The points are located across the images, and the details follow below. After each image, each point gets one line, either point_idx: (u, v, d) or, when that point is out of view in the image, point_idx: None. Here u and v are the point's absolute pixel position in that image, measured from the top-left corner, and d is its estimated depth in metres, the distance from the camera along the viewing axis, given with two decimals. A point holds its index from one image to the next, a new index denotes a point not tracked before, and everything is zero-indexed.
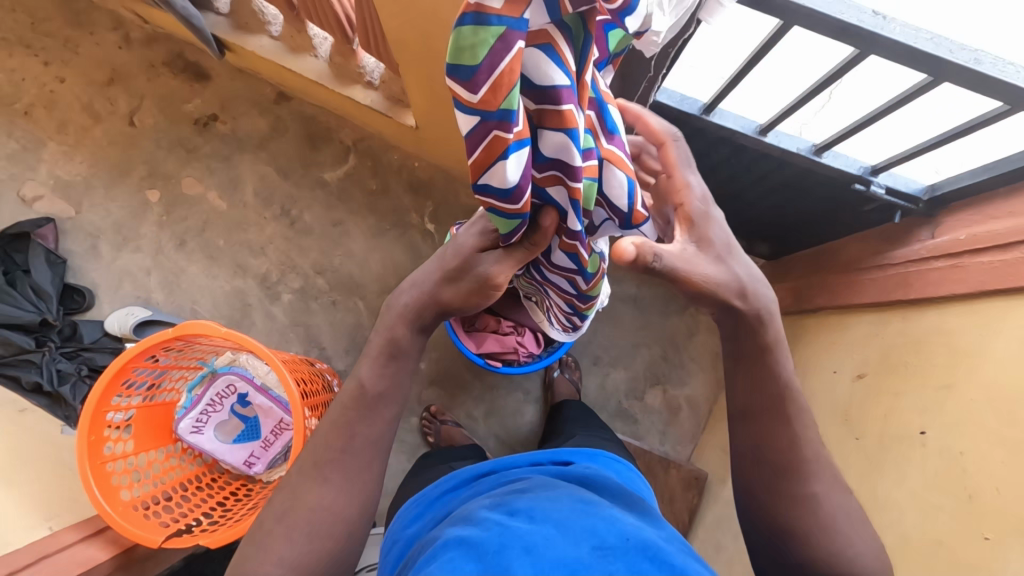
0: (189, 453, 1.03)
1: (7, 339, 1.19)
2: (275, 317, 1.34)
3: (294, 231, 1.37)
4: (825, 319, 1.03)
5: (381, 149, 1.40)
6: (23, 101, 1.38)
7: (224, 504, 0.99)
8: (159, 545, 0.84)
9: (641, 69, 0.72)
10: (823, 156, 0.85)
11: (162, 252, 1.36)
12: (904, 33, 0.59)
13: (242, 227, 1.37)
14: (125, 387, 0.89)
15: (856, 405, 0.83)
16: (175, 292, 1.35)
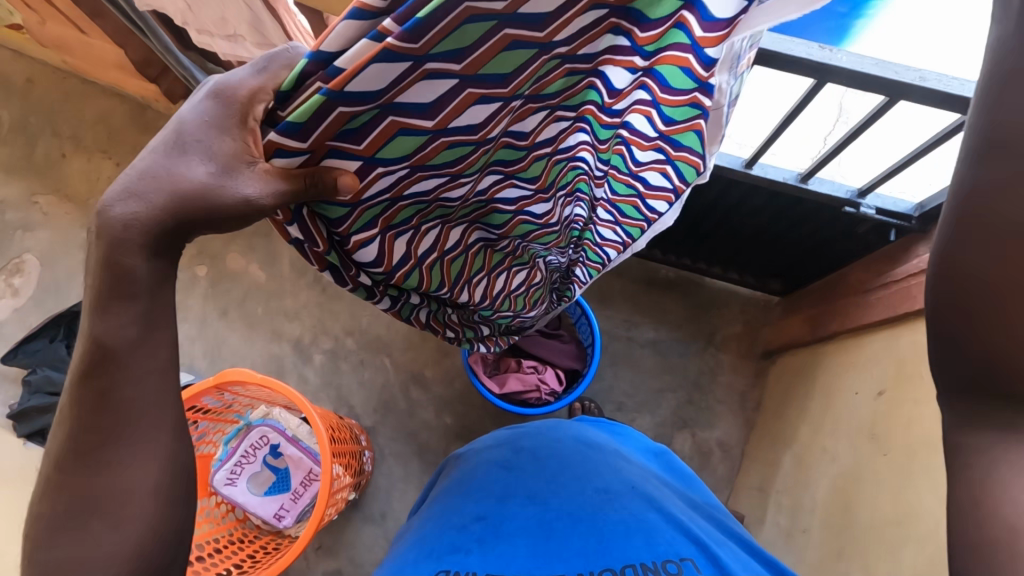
0: (222, 508, 1.06)
1: None
2: (307, 378, 1.41)
3: (326, 296, 1.47)
4: (841, 344, 1.03)
5: None
6: (97, 198, 1.58)
7: (252, 557, 1.00)
8: None
9: None
10: (809, 183, 0.91)
11: (206, 323, 1.47)
12: (851, 62, 0.69)
13: (279, 295, 1.48)
14: None
15: (879, 422, 0.82)
16: (217, 358, 1.45)
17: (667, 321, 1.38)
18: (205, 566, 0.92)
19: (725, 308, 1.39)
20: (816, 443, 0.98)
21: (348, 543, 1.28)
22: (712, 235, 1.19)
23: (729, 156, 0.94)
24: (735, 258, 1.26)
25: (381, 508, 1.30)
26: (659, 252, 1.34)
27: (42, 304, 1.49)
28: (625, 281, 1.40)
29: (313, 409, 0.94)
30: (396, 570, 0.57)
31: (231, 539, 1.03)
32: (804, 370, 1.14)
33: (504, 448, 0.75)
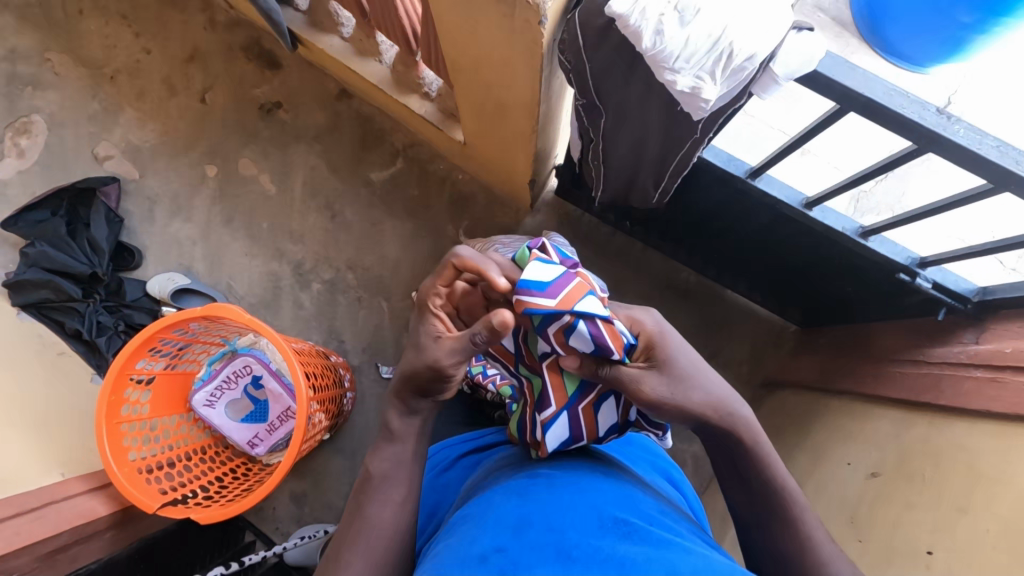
0: (198, 424, 1.08)
1: (59, 285, 1.27)
2: (302, 304, 1.38)
3: (334, 224, 1.42)
4: (848, 403, 0.98)
5: (430, 157, 1.43)
6: (111, 67, 1.48)
7: (221, 479, 1.03)
8: (153, 511, 0.87)
9: (687, 130, 0.71)
10: (870, 240, 0.82)
11: (210, 225, 1.42)
12: (969, 137, 0.55)
13: (287, 213, 1.43)
14: (152, 355, 0.94)
15: (866, 503, 0.80)
16: (215, 264, 1.41)
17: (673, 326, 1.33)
18: (172, 484, 0.95)
19: (736, 325, 1.34)
20: None
21: (318, 471, 1.32)
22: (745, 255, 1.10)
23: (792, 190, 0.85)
24: (762, 280, 1.18)
25: (355, 445, 1.33)
26: (684, 254, 1.27)
27: (44, 171, 1.44)
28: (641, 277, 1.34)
29: (296, 358, 0.93)
30: None
31: (202, 460, 1.04)
32: (802, 413, 1.10)
33: (511, 471, 0.58)
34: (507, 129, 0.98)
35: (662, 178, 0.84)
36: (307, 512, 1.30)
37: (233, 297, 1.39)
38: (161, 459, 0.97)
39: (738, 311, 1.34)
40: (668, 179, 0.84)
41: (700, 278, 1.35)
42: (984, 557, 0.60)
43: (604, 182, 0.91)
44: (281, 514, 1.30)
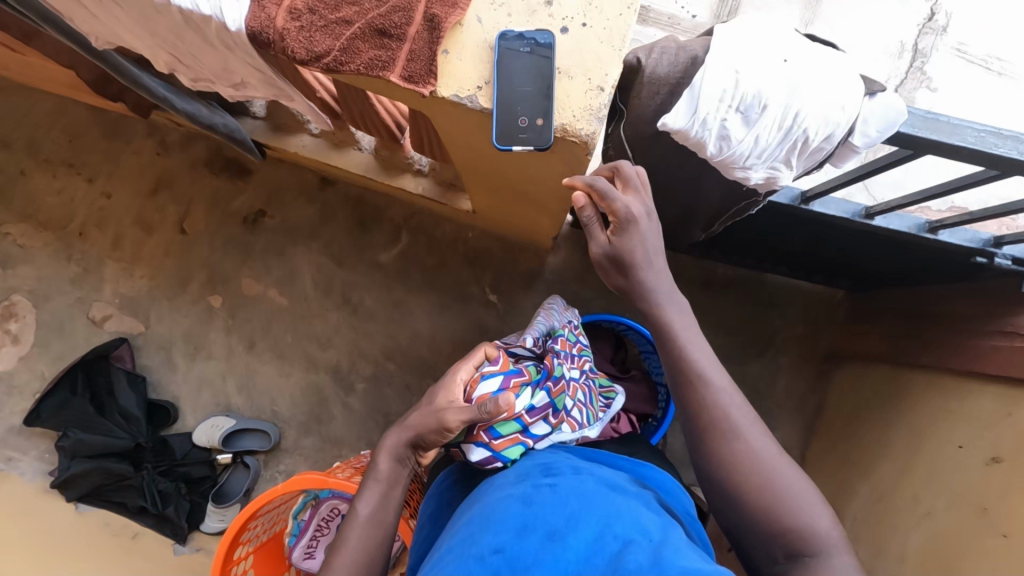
0: None
1: (107, 468, 1.22)
2: (352, 408, 1.34)
3: (358, 318, 1.36)
4: (939, 377, 0.96)
5: (433, 221, 1.37)
6: (76, 222, 1.39)
7: None
8: None
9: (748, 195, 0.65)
10: (939, 234, 0.80)
11: (233, 354, 1.36)
12: None
13: (306, 320, 1.37)
14: (244, 541, 0.94)
15: (995, 493, 0.79)
16: (252, 393, 1.36)
17: (725, 325, 1.31)
18: None
19: (790, 306, 1.31)
20: (905, 481, 0.96)
21: None
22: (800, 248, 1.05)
23: (846, 202, 0.82)
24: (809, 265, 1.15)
25: None
26: (720, 254, 1.23)
27: (46, 349, 1.36)
28: (681, 285, 1.31)
29: None
30: None
31: None
32: (885, 389, 1.09)
33: (523, 485, 0.61)
34: (529, 204, 0.92)
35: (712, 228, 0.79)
36: None
37: (281, 421, 1.35)
38: None
39: (787, 291, 1.31)
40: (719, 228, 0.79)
41: (740, 269, 1.31)
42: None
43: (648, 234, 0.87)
44: None
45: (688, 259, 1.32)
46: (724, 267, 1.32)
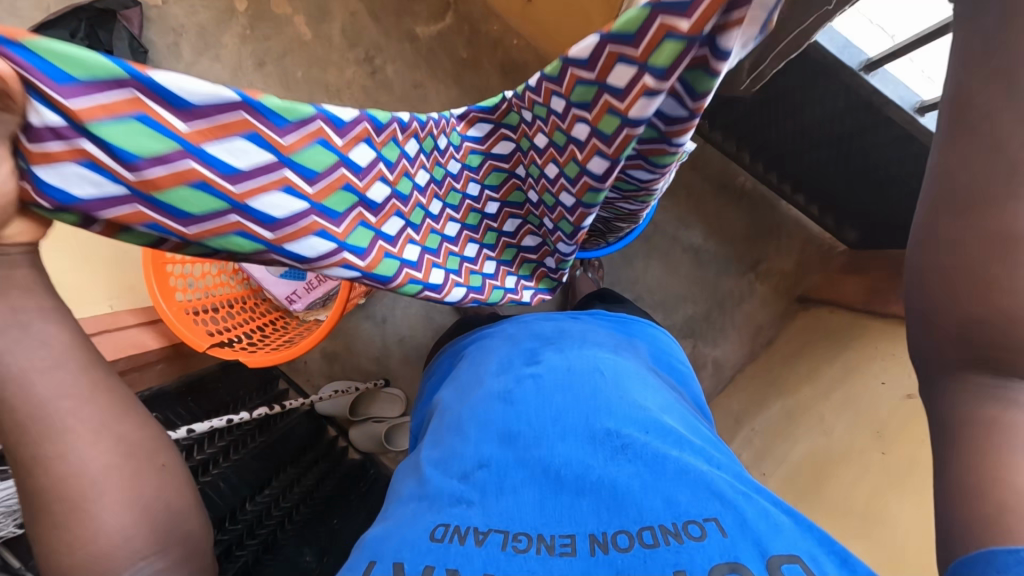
0: (239, 275, 1.10)
1: None
2: None
3: (374, 82, 1.31)
4: (895, 327, 0.96)
5: (483, 15, 1.28)
6: None
7: (262, 330, 1.08)
8: (203, 350, 0.91)
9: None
10: None
11: (240, 67, 1.31)
12: None
13: (323, 63, 1.31)
14: None
15: (895, 421, 0.81)
16: None
17: (718, 232, 1.29)
18: (217, 327, 0.98)
19: (787, 240, 1.28)
20: (817, 406, 0.99)
21: (347, 333, 1.34)
22: (832, 162, 1.01)
23: (906, 90, 0.78)
24: (826, 194, 1.11)
25: (384, 313, 1.34)
26: (748, 156, 1.19)
27: None
28: (697, 177, 1.27)
29: None
30: (413, 523, 0.38)
31: (242, 311, 1.08)
32: (838, 333, 1.09)
33: (513, 363, 0.54)
34: None
35: (764, 59, 0.78)
36: (336, 369, 1.35)
37: None
38: (206, 303, 1.00)
39: (791, 226, 1.28)
40: (770, 61, 0.77)
41: (759, 185, 1.27)
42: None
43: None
44: (313, 368, 1.34)
45: (714, 155, 1.28)
46: (744, 178, 1.28)
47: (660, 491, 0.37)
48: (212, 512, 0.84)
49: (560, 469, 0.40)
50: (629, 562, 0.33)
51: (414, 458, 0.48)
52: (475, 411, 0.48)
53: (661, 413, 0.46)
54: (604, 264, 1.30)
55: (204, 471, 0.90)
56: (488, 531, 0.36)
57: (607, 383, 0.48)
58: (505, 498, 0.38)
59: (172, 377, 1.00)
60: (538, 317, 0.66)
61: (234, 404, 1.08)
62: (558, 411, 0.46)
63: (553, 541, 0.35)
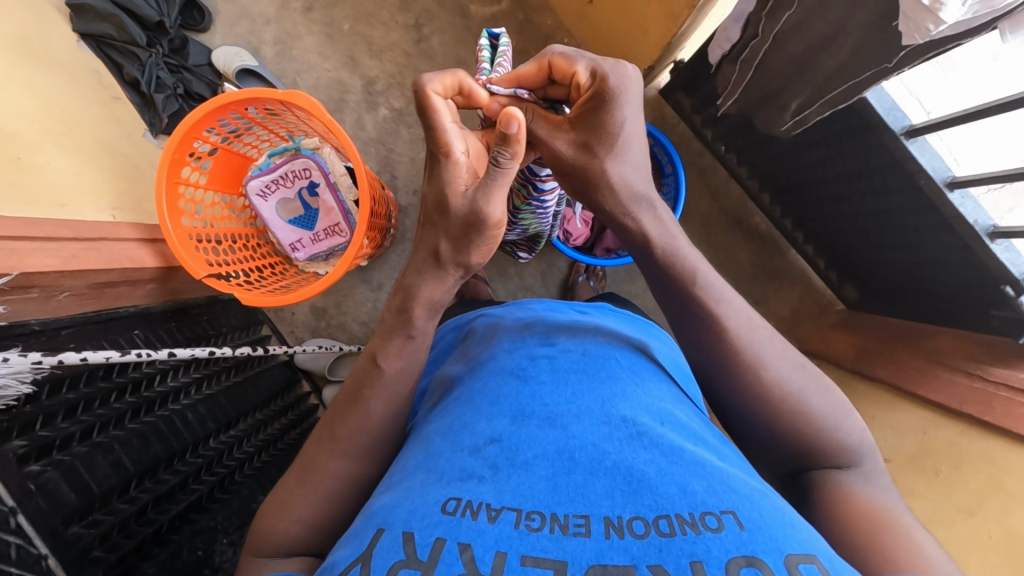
0: (246, 213, 1.09)
1: (123, 24, 1.11)
2: (364, 125, 1.31)
3: (418, 49, 1.30)
4: (879, 391, 0.98)
5: (539, 6, 1.28)
6: None
7: (259, 271, 1.06)
8: (199, 277, 0.90)
9: (881, 55, 0.63)
10: (994, 243, 0.78)
11: (287, 7, 1.29)
12: None
13: (372, 20, 1.29)
14: (217, 127, 0.92)
15: None
16: (284, 53, 1.31)
17: (725, 266, 1.29)
18: (217, 258, 0.97)
19: (789, 288, 1.30)
20: None
21: (341, 292, 1.33)
22: (851, 221, 1.02)
23: (940, 163, 0.79)
24: (837, 250, 1.12)
25: (382, 280, 1.33)
26: (769, 198, 1.20)
27: None
28: (715, 209, 1.28)
29: (364, 172, 0.89)
30: (422, 489, 0.38)
31: (244, 248, 1.06)
32: None
33: (527, 346, 0.54)
34: None
35: (809, 104, 0.79)
36: (323, 326, 1.34)
37: None
38: (210, 232, 0.99)
39: (796, 275, 1.29)
40: (815, 107, 0.78)
41: (773, 230, 1.28)
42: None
43: (752, 80, 0.85)
44: (299, 320, 1.33)
45: (736, 192, 1.28)
46: (760, 220, 1.29)
47: (676, 478, 0.37)
48: (174, 441, 0.84)
49: (574, 452, 0.39)
50: (645, 550, 0.32)
51: (421, 428, 0.48)
52: (489, 388, 0.48)
53: (673, 407, 0.46)
54: (608, 274, 1.30)
55: (174, 399, 0.88)
56: (501, 509, 0.35)
57: (620, 373, 0.49)
58: (517, 476, 0.38)
59: (160, 299, 0.98)
60: (543, 305, 0.66)
61: (214, 339, 1.07)
62: (573, 393, 0.46)
63: (567, 522, 0.34)
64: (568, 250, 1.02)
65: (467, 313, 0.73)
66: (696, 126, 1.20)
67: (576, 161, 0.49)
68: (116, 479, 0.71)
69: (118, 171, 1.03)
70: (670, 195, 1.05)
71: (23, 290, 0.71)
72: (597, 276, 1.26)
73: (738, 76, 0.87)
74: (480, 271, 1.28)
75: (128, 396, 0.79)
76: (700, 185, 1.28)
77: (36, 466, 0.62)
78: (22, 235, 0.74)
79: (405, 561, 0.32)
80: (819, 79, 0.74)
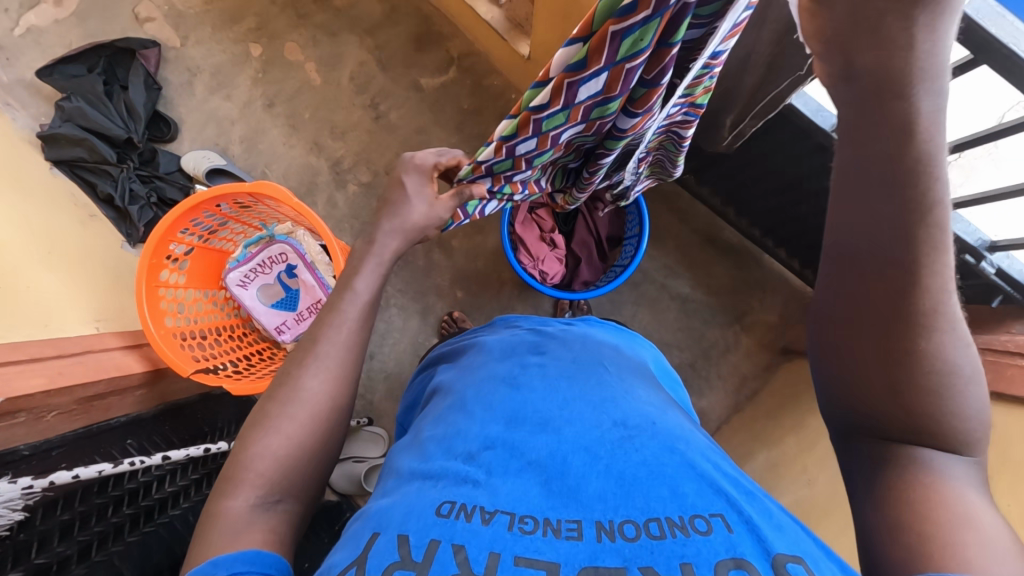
0: (229, 304, 1.11)
1: (94, 145, 1.18)
2: (335, 203, 1.35)
3: (378, 126, 1.37)
4: None
5: (485, 70, 1.37)
6: None
7: (248, 359, 1.06)
8: (187, 374, 0.90)
9: (794, 65, 0.68)
10: None
11: (250, 107, 1.37)
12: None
13: (331, 107, 1.37)
14: (193, 227, 0.95)
15: None
16: (251, 149, 1.37)
17: (703, 281, 1.32)
18: (204, 353, 0.98)
19: (769, 292, 1.32)
20: (801, 455, 0.98)
21: None
22: (810, 219, 1.06)
23: None
24: (805, 248, 1.16)
25: (372, 349, 1.34)
26: (732, 209, 1.24)
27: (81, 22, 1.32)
28: (684, 228, 1.32)
29: (339, 246, 0.92)
30: (416, 496, 0.38)
31: (230, 340, 1.07)
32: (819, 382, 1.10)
33: (517, 357, 0.54)
34: None
35: (741, 119, 0.85)
36: None
37: None
38: (195, 329, 1.00)
39: (774, 279, 1.32)
40: (747, 121, 0.84)
41: (743, 239, 1.32)
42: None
43: None
44: None
45: (701, 209, 1.33)
46: (729, 232, 1.33)
47: (667, 480, 0.38)
48: (179, 547, 0.82)
49: (567, 455, 0.40)
50: (636, 550, 0.33)
51: (411, 441, 0.48)
52: (479, 396, 0.48)
53: (662, 408, 0.47)
54: (592, 306, 1.32)
55: (173, 503, 0.87)
56: (495, 510, 0.36)
57: (611, 379, 0.50)
58: (509, 482, 0.38)
59: (151, 402, 0.98)
60: (537, 320, 0.67)
61: (209, 433, 1.06)
62: (564, 398, 0.46)
63: (560, 526, 0.35)
64: (547, 289, 1.04)
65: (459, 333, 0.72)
66: None
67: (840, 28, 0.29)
68: None
69: (98, 283, 1.05)
70: (635, 221, 1.08)
71: (10, 416, 0.70)
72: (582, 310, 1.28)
73: None
74: (467, 325, 1.29)
75: (127, 508, 0.78)
76: (664, 208, 1.33)
77: None
78: (6, 359, 0.75)
79: (399, 561, 0.32)
80: (745, 97, 0.79)
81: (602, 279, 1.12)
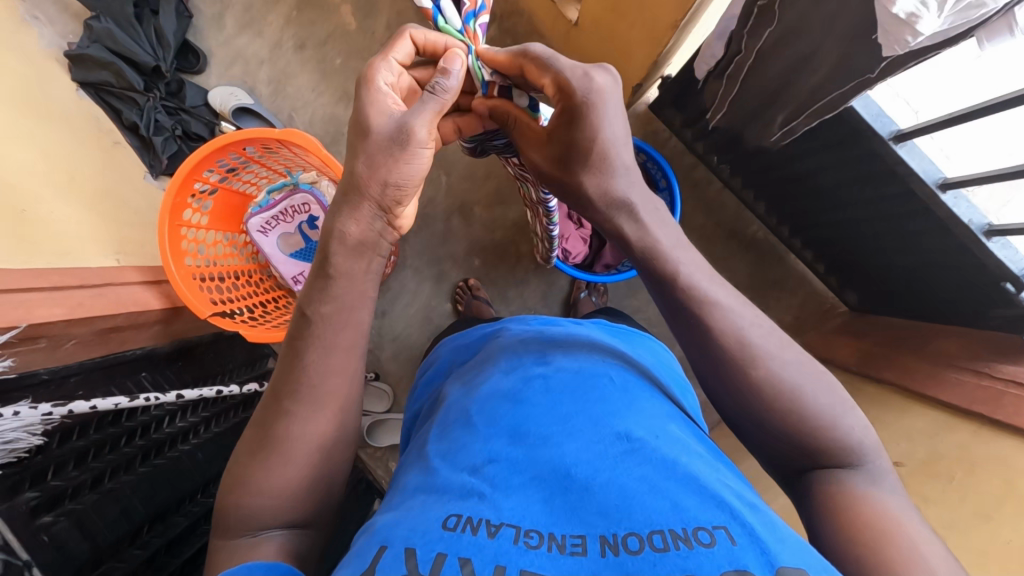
0: (247, 250, 1.10)
1: (120, 71, 1.14)
2: None
3: None
4: (889, 396, 0.97)
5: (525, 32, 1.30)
6: None
7: (262, 306, 1.07)
8: (204, 317, 0.91)
9: (864, 67, 0.64)
10: (991, 241, 0.79)
11: (281, 47, 1.32)
12: None
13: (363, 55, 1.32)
14: (217, 168, 0.93)
15: None
16: (279, 91, 1.33)
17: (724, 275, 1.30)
18: (220, 296, 0.98)
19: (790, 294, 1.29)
20: None
21: None
22: (845, 226, 1.03)
23: (930, 165, 0.80)
24: (834, 254, 1.13)
25: (384, 307, 1.34)
26: (764, 205, 1.21)
27: None
28: (711, 220, 1.29)
29: None
30: (421, 512, 0.38)
31: (247, 285, 1.08)
32: None
33: (521, 365, 0.54)
34: (639, 19, 0.87)
35: (795, 116, 0.81)
36: None
37: None
38: (214, 272, 1.00)
39: (797, 280, 1.29)
40: (801, 119, 0.80)
41: (770, 237, 1.29)
42: (994, 560, 0.63)
43: (739, 94, 0.88)
44: None
45: (731, 202, 1.29)
46: (757, 228, 1.30)
47: (668, 493, 0.37)
48: (185, 483, 0.86)
49: (570, 469, 0.40)
50: (638, 565, 0.33)
51: (419, 452, 0.48)
52: (484, 407, 0.48)
53: (667, 420, 0.47)
54: (608, 289, 1.31)
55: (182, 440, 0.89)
56: (500, 524, 0.36)
57: (614, 390, 0.48)
58: (514, 497, 0.39)
59: (168, 340, 1.00)
60: (540, 320, 0.67)
61: (221, 376, 1.07)
62: (566, 413, 0.46)
63: (564, 542, 0.36)
64: (567, 269, 1.03)
65: (470, 335, 0.71)
66: (687, 138, 1.21)
67: (559, 170, 0.52)
68: (126, 527, 0.72)
69: (123, 217, 1.05)
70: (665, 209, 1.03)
71: (31, 341, 0.72)
72: (598, 293, 1.27)
73: (725, 90, 0.89)
74: (481, 293, 1.29)
75: (139, 440, 0.79)
76: (695, 196, 1.29)
77: (48, 518, 0.62)
78: (30, 286, 0.76)
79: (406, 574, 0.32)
80: (805, 93, 0.75)
81: (622, 264, 1.10)
